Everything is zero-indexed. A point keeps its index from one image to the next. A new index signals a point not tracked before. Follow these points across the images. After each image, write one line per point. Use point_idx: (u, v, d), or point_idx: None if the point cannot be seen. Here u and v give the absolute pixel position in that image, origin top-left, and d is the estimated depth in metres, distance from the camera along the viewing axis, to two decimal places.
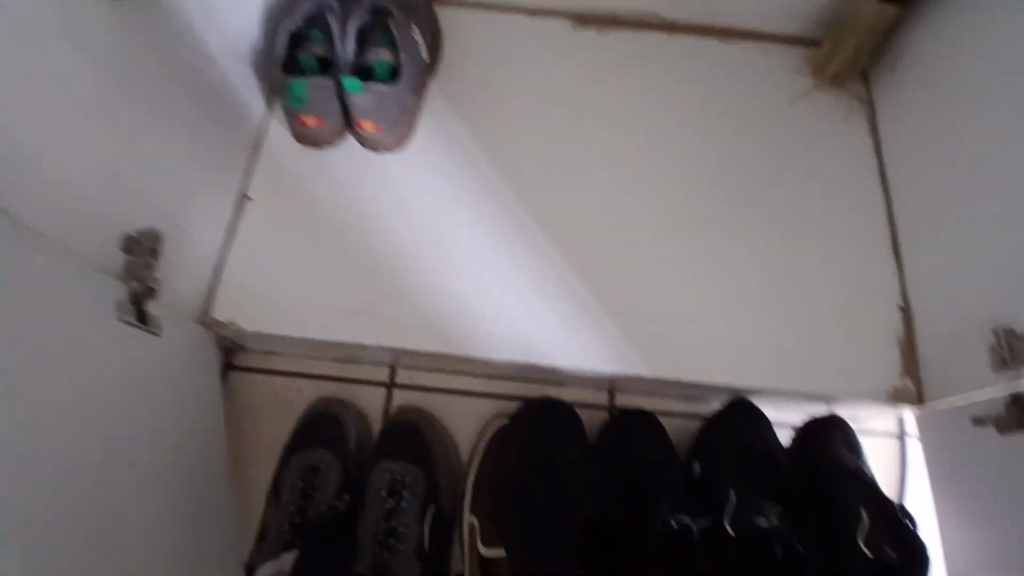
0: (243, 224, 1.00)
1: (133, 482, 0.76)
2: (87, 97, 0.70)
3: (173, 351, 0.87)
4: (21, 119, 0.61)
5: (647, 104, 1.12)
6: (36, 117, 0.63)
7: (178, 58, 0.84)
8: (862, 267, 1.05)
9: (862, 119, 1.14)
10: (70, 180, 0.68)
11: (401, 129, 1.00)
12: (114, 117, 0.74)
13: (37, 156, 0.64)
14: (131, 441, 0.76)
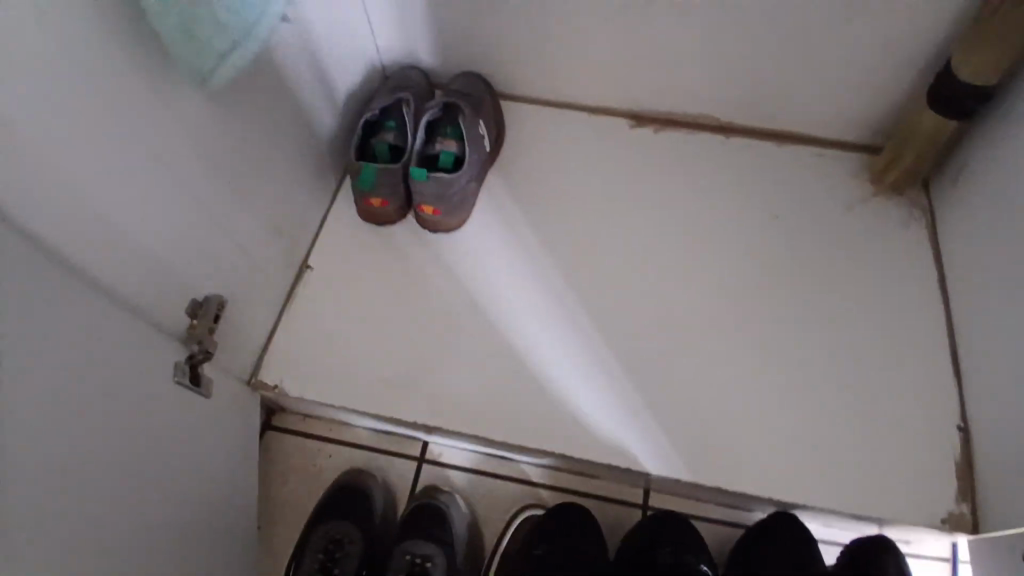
0: (300, 291, 1.06)
1: (169, 541, 0.78)
2: (178, 176, 0.75)
3: (221, 413, 0.90)
4: (112, 198, 0.67)
5: (698, 201, 1.13)
6: (127, 195, 0.68)
7: (267, 144, 0.91)
8: (918, 382, 1.01)
9: (923, 228, 1.11)
10: (149, 250, 0.74)
11: (460, 215, 1.05)
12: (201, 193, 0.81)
13: (118, 230, 0.68)
14: (171, 500, 0.79)
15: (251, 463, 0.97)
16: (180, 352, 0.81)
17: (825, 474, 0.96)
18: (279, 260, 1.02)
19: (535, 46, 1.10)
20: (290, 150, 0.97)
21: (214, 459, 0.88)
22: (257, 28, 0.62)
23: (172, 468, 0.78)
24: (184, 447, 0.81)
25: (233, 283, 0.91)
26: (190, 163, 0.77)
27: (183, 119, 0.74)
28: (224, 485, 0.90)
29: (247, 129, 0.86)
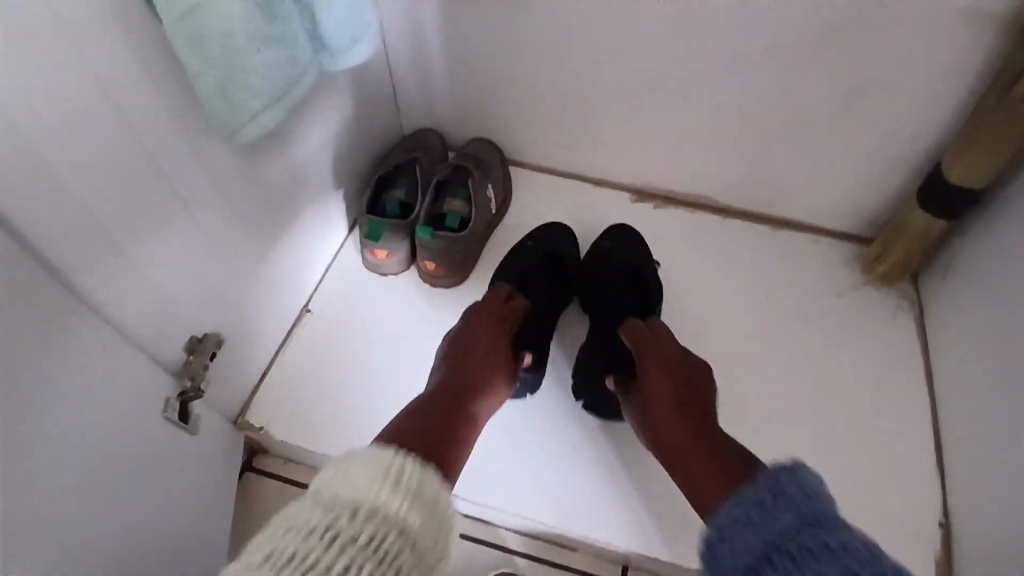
0: (298, 334, 1.07)
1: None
2: (198, 217, 0.78)
3: (202, 449, 0.90)
4: (130, 232, 0.69)
5: (693, 277, 1.17)
6: (144, 231, 0.71)
7: (285, 193, 0.94)
8: (900, 473, 1.01)
9: (911, 321, 1.13)
10: (156, 285, 0.76)
11: (460, 272, 1.08)
12: (219, 234, 0.83)
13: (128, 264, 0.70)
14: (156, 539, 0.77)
15: (228, 505, 0.96)
16: (173, 387, 0.82)
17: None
18: (281, 303, 1.04)
19: (546, 118, 1.15)
20: (301, 200, 0.99)
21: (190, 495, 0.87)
22: (281, 97, 0.68)
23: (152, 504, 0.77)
24: (168, 480, 0.80)
25: (230, 320, 0.92)
26: (212, 203, 0.80)
27: (212, 165, 0.78)
28: (200, 524, 0.88)
29: (270, 177, 0.89)
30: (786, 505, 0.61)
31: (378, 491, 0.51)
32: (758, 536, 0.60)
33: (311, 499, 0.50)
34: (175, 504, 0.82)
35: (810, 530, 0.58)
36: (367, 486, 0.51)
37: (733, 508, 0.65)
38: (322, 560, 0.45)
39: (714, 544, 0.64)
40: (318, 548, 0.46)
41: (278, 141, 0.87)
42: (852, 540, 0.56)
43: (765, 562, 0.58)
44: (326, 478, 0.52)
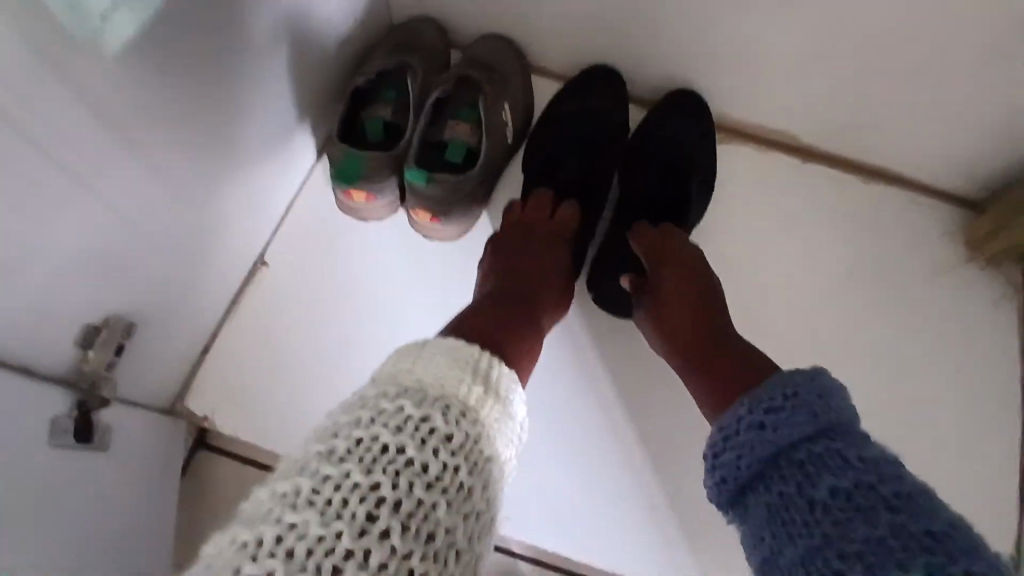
0: (251, 295, 0.83)
1: None
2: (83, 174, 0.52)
3: (142, 465, 0.69)
4: None
5: (755, 243, 0.93)
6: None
7: (224, 120, 0.65)
8: (973, 498, 0.86)
9: (1013, 314, 0.91)
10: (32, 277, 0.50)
11: (466, 219, 0.80)
12: (122, 191, 0.57)
13: None
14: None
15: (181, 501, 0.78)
16: (63, 402, 0.57)
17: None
18: (223, 262, 0.77)
19: (589, 15, 0.83)
20: (242, 119, 0.68)
21: (142, 527, 0.67)
22: None
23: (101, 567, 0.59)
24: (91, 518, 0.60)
25: (159, 298, 0.68)
26: (105, 152, 0.53)
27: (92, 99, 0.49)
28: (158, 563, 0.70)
29: (198, 107, 0.60)
30: (801, 410, 0.46)
31: (472, 388, 0.41)
32: (767, 436, 0.47)
33: (399, 379, 0.41)
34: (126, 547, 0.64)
35: (829, 439, 0.44)
36: (465, 378, 0.42)
37: (740, 408, 0.50)
38: (424, 450, 0.36)
39: (719, 438, 0.51)
40: (417, 434, 0.37)
41: (199, 51, 0.57)
42: (874, 454, 0.43)
43: (773, 464, 0.45)
44: (412, 365, 0.42)
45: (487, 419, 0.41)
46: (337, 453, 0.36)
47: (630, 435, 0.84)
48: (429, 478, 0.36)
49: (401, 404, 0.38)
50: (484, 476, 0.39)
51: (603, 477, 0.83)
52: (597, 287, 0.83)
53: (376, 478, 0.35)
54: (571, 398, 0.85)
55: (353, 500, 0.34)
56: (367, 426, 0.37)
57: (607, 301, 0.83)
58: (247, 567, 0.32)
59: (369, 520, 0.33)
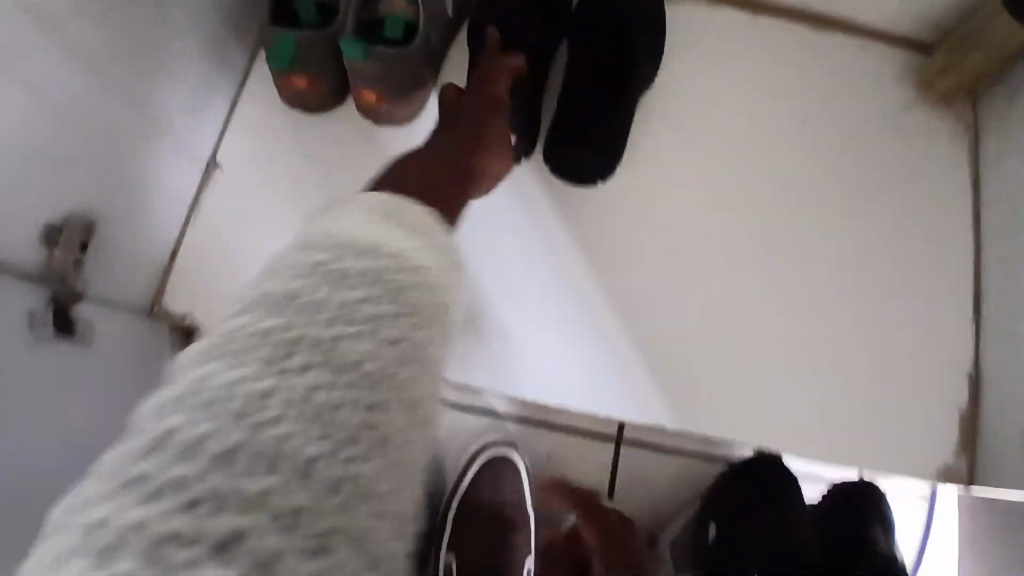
0: (210, 194, 0.83)
1: None
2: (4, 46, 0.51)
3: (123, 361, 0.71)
4: None
5: (712, 101, 0.93)
6: None
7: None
8: (932, 325, 0.89)
9: (963, 150, 0.94)
10: None
11: (414, 100, 0.81)
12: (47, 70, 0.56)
13: None
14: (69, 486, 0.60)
15: None
16: (36, 296, 0.59)
17: (825, 439, 0.85)
18: (176, 159, 0.77)
19: None
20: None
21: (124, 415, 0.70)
22: None
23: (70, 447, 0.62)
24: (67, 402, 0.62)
25: (112, 192, 0.68)
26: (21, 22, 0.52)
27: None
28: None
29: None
30: None
31: (388, 236, 0.44)
32: None
33: (315, 239, 0.43)
34: (106, 433, 0.66)
35: None
36: (382, 230, 0.44)
37: None
38: (339, 297, 0.40)
39: None
40: (331, 284, 0.40)
41: None
42: None
43: None
44: (329, 223, 0.44)
45: (406, 261, 0.43)
46: (258, 311, 0.39)
47: (601, 296, 0.86)
48: (345, 318, 0.39)
49: (311, 264, 0.41)
50: (423, 320, 0.42)
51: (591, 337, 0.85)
52: (549, 155, 0.85)
53: (293, 327, 0.38)
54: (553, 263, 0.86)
55: (296, 354, 0.37)
56: (283, 285, 0.40)
57: (561, 169, 0.86)
58: (179, 411, 0.35)
59: (288, 361, 0.37)
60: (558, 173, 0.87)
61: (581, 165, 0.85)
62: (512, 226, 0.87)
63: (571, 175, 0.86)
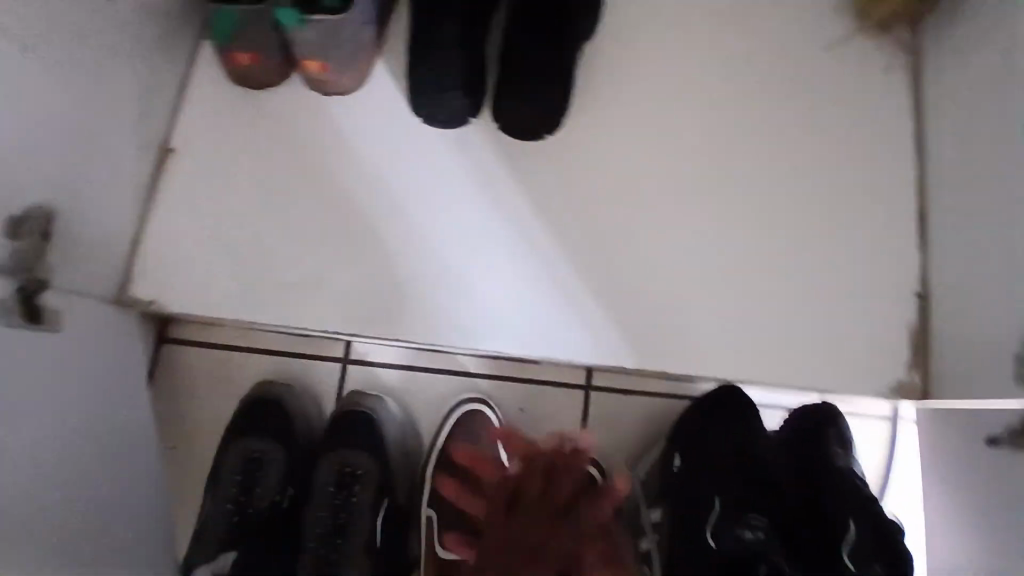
0: (166, 181, 0.85)
1: (59, 509, 0.66)
2: None
3: (94, 345, 0.74)
4: None
5: (657, 47, 0.95)
6: None
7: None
8: (881, 248, 0.92)
9: (904, 75, 0.97)
10: None
11: (359, 68, 0.85)
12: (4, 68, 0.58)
13: None
14: (39, 465, 0.64)
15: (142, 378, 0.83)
16: (8, 285, 0.60)
17: (784, 366, 0.89)
18: (128, 145, 0.79)
19: None
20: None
21: (93, 404, 0.73)
22: None
23: (41, 435, 0.64)
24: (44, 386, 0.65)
25: (66, 181, 0.69)
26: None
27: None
28: (111, 432, 0.76)
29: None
30: None
31: None
32: None
33: None
34: (71, 418, 0.69)
35: None
36: None
37: None
38: None
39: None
40: None
41: None
42: None
43: None
44: None
45: None
46: None
47: (558, 247, 0.88)
48: None
49: None
50: None
51: (551, 287, 0.88)
52: (498, 112, 0.87)
53: None
54: (509, 216, 0.88)
55: None
56: None
57: (510, 126, 0.87)
58: None
59: None
60: (505, 129, 0.89)
61: (531, 117, 0.87)
62: (469, 188, 0.88)
63: (518, 129, 0.88)
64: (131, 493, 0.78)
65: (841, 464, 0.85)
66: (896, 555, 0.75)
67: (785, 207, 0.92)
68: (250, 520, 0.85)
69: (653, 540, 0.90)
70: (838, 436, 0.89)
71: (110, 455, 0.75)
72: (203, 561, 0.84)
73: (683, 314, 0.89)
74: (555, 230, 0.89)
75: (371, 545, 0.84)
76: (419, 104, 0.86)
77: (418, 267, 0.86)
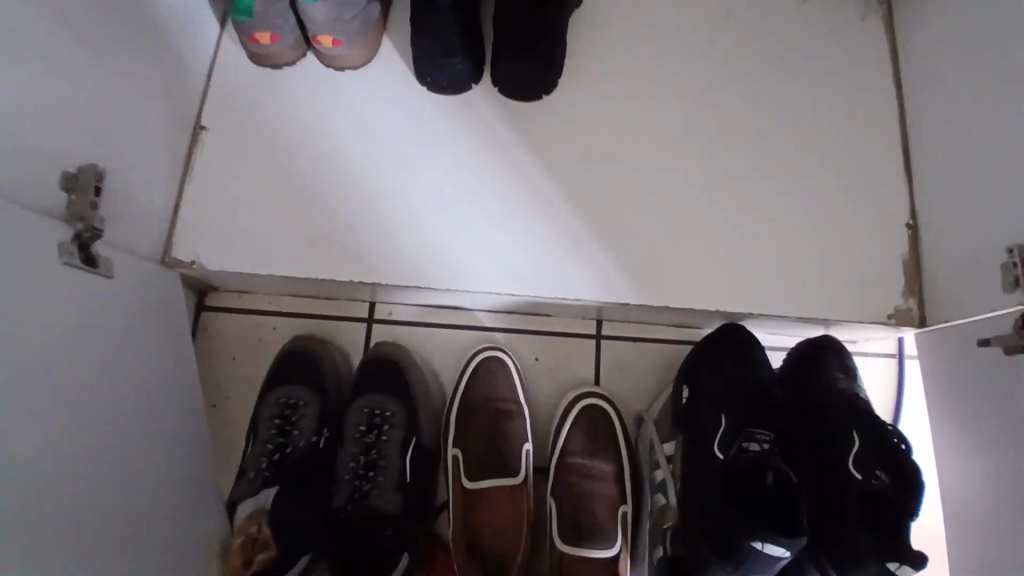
0: (199, 157, 0.93)
1: (113, 436, 0.74)
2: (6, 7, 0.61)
3: (139, 298, 0.83)
4: None
5: (642, 10, 1.02)
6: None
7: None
8: (869, 181, 0.97)
9: (879, 21, 1.02)
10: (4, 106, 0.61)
11: (367, 42, 0.93)
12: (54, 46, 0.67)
13: None
14: (94, 394, 0.72)
15: (182, 336, 0.91)
16: (64, 230, 0.69)
17: (783, 296, 0.93)
18: (165, 122, 0.88)
19: None
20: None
21: (137, 352, 0.81)
22: None
23: (94, 370, 0.72)
24: (96, 327, 0.73)
25: (111, 146, 0.78)
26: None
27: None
28: (152, 377, 0.84)
29: None
30: None
31: None
32: None
33: None
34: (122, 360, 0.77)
35: None
36: None
37: None
38: None
39: None
40: None
41: None
42: None
43: None
44: None
45: None
46: None
47: (558, 197, 0.95)
48: None
49: None
50: None
51: (554, 234, 0.94)
52: (494, 75, 0.94)
53: None
54: (511, 173, 0.95)
55: None
56: None
57: (507, 87, 0.95)
58: None
59: None
60: (504, 91, 0.96)
61: (528, 81, 0.94)
62: (473, 148, 0.95)
63: (515, 90, 0.95)
64: (172, 437, 0.85)
65: (845, 387, 0.88)
66: (901, 464, 0.77)
67: (773, 147, 0.97)
68: (286, 461, 0.92)
69: (667, 471, 0.94)
70: (842, 362, 0.92)
71: (153, 399, 0.83)
72: (244, 499, 0.89)
73: (681, 252, 0.94)
74: (557, 182, 0.95)
75: (399, 479, 0.91)
76: (423, 73, 0.94)
77: (432, 221, 0.93)
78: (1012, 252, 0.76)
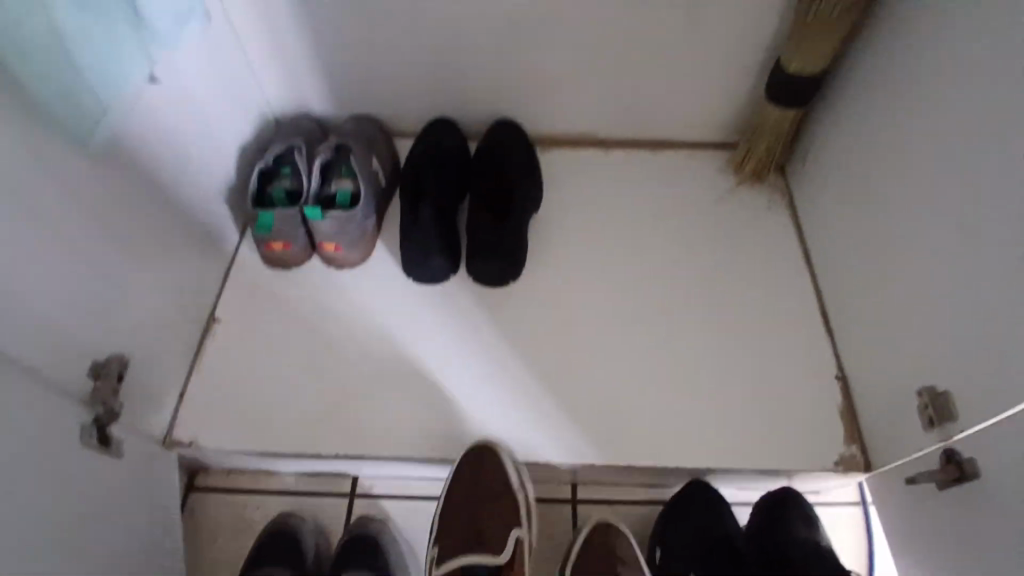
0: (206, 345, 1.04)
1: None
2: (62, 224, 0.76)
3: (136, 478, 0.87)
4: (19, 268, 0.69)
5: (589, 209, 1.23)
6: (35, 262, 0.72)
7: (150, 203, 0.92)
8: (797, 341, 1.11)
9: (783, 210, 1.24)
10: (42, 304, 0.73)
11: (364, 246, 1.10)
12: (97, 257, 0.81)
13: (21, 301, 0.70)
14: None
15: (169, 517, 0.94)
16: (85, 413, 0.79)
17: (738, 451, 1.01)
18: (181, 316, 1.00)
19: (421, 80, 1.18)
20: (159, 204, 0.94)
21: (125, 533, 0.84)
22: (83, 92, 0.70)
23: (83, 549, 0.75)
24: (91, 506, 0.78)
25: (130, 338, 0.89)
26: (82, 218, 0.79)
27: (60, 176, 0.75)
28: (135, 559, 0.85)
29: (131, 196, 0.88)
30: None
31: None
32: None
33: None
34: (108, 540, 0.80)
35: None
36: None
37: None
38: None
39: None
40: None
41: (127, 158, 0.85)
42: None
43: None
44: None
45: None
46: None
47: (526, 368, 1.06)
48: None
49: None
50: None
51: (525, 403, 1.03)
52: (469, 268, 1.11)
53: None
54: (484, 348, 1.07)
55: None
56: None
57: (482, 278, 1.11)
58: None
59: None
60: (479, 280, 1.12)
61: (498, 273, 1.11)
62: (451, 328, 1.09)
63: (488, 280, 1.11)
64: None
65: (806, 535, 0.92)
66: None
67: (710, 316, 1.12)
68: None
69: None
70: (802, 512, 0.97)
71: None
72: None
73: (641, 412, 1.03)
74: (526, 354, 1.07)
75: None
76: (407, 266, 1.10)
77: (415, 394, 1.03)
78: (922, 394, 0.88)
